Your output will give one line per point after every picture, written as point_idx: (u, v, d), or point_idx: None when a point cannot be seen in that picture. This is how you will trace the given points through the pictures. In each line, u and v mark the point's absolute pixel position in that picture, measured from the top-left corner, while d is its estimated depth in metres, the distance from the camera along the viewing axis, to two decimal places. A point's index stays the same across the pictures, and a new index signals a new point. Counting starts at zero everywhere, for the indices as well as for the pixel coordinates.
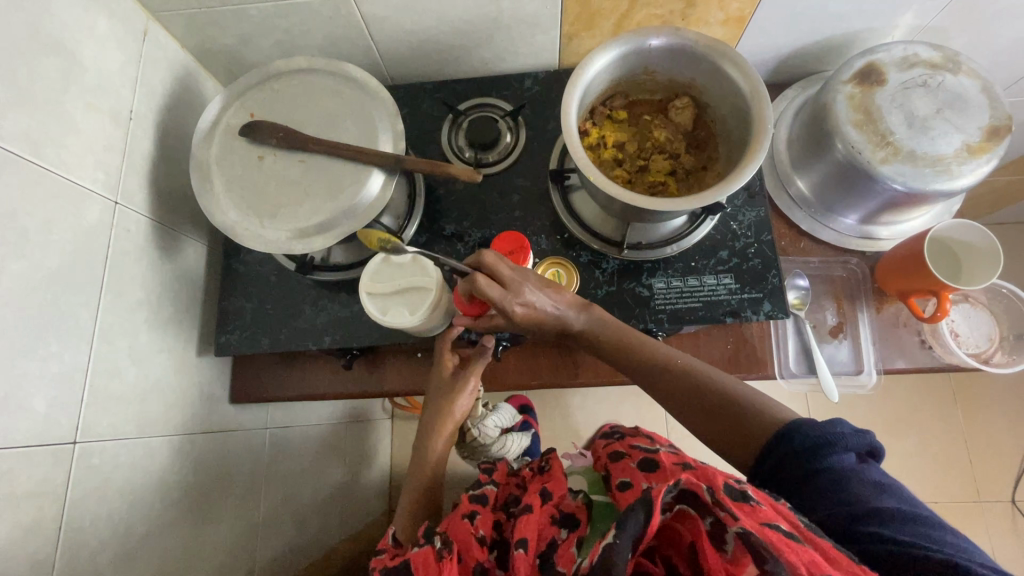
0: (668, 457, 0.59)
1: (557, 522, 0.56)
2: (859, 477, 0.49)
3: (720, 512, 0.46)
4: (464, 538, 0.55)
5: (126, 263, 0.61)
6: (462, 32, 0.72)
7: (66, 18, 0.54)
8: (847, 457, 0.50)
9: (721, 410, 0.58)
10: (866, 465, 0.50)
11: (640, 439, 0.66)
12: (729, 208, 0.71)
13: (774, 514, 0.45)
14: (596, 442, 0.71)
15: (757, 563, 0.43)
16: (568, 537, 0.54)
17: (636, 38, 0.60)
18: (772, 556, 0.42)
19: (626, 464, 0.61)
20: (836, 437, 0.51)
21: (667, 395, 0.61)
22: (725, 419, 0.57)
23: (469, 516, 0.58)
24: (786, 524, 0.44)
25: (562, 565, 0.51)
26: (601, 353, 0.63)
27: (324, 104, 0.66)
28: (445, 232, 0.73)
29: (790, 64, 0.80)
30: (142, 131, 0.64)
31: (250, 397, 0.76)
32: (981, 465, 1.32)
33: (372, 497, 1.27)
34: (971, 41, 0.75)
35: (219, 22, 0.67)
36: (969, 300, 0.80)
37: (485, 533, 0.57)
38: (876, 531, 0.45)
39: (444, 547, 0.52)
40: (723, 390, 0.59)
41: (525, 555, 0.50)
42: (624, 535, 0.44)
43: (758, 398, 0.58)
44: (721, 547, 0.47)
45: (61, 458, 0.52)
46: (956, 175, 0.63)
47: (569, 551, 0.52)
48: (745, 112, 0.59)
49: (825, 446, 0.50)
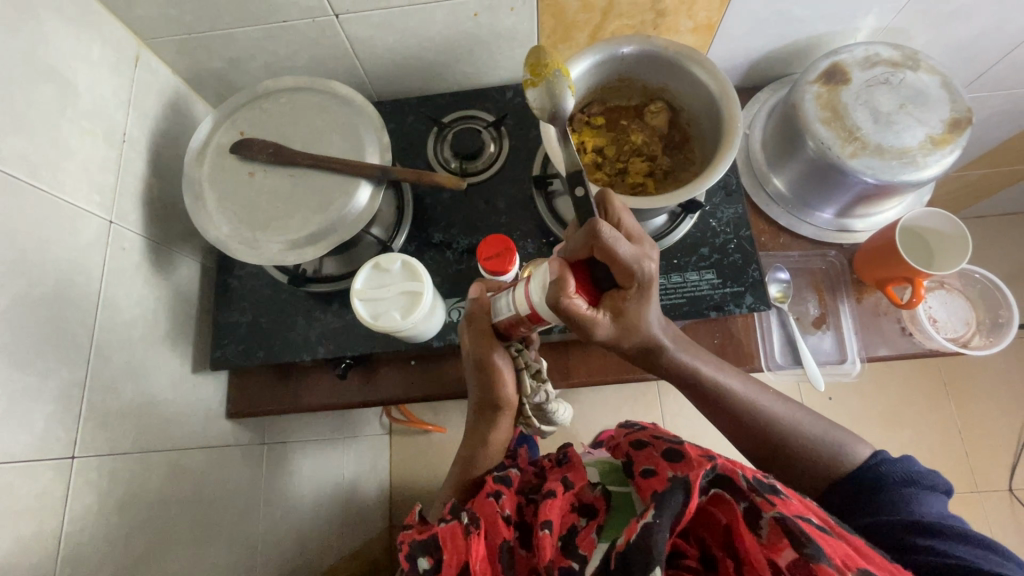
0: (693, 449, 0.58)
1: (577, 510, 0.59)
2: (927, 503, 0.54)
3: (757, 497, 0.49)
4: (491, 516, 0.55)
5: (122, 281, 0.62)
6: (444, 48, 0.75)
7: (61, 46, 0.57)
8: (924, 491, 0.56)
9: (800, 452, 0.60)
10: (937, 499, 0.56)
11: (663, 429, 0.65)
12: (708, 205, 0.74)
13: (803, 507, 0.50)
14: (616, 429, 0.72)
15: (796, 547, 0.46)
16: (587, 525, 0.57)
17: (609, 47, 0.63)
18: (810, 540, 0.45)
19: (649, 453, 0.60)
20: (914, 474, 0.57)
21: (737, 431, 0.63)
22: (795, 457, 0.60)
23: (495, 494, 0.57)
24: (816, 519, 0.49)
25: (584, 549, 0.53)
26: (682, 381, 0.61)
27: (312, 121, 0.69)
28: (434, 241, 0.74)
29: (760, 68, 0.83)
30: (135, 153, 0.66)
31: (247, 411, 0.76)
32: (977, 456, 1.33)
33: (372, 514, 1.26)
34: (930, 41, 0.79)
35: (209, 47, 0.70)
36: (945, 286, 0.83)
37: (511, 513, 0.56)
38: (935, 546, 0.51)
39: (472, 523, 0.52)
40: (804, 435, 0.61)
41: (550, 536, 0.51)
42: (663, 514, 0.48)
43: (831, 440, 0.61)
44: (757, 531, 0.49)
45: (60, 473, 0.52)
46: (923, 166, 0.65)
47: (590, 536, 0.55)
48: (716, 112, 0.62)
49: (907, 481, 0.56)
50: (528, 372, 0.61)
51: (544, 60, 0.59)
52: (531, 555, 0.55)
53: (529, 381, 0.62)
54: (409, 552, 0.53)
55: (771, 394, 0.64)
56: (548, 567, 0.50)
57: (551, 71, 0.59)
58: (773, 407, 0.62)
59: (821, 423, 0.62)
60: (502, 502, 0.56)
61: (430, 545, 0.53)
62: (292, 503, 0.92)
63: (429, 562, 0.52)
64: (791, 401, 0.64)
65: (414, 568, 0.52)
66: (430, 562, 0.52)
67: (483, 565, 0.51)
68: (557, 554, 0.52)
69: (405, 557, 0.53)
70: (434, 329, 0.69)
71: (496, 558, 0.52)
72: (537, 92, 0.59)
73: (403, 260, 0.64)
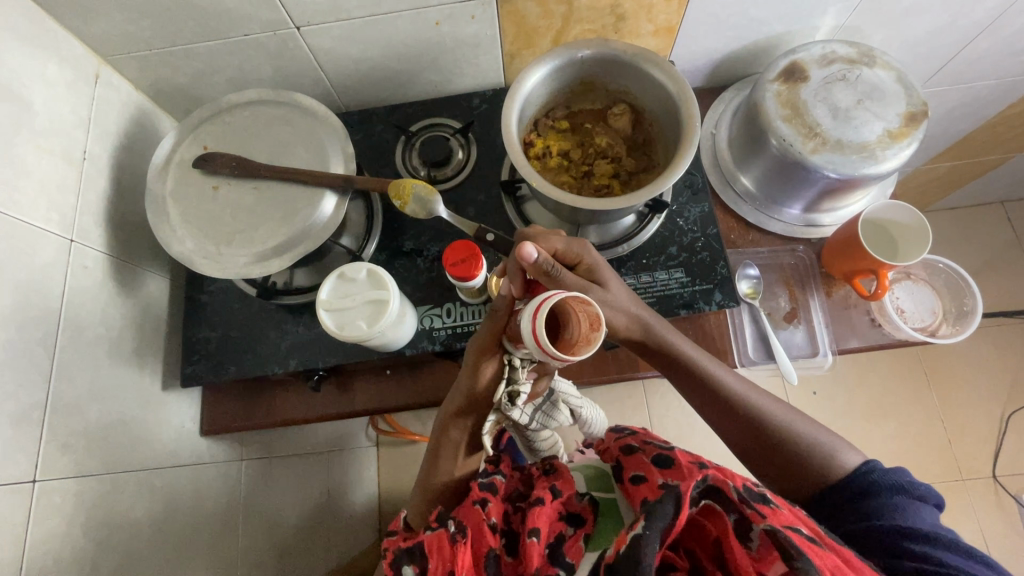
0: (684, 455, 0.57)
1: (564, 518, 0.57)
2: (919, 514, 0.54)
3: (746, 509, 0.49)
4: (478, 524, 0.53)
5: (84, 300, 0.61)
6: (408, 57, 0.75)
7: (14, 66, 0.56)
8: (913, 500, 0.55)
9: (785, 449, 0.61)
10: (928, 509, 0.55)
11: (654, 435, 0.63)
12: (675, 205, 0.75)
13: (793, 517, 0.49)
14: (606, 434, 0.70)
15: (786, 560, 0.45)
16: (575, 533, 0.55)
17: (568, 51, 0.64)
18: (800, 554, 0.44)
19: (640, 459, 0.59)
20: (903, 484, 0.56)
21: (727, 427, 0.64)
22: (784, 455, 0.61)
23: (481, 502, 0.56)
24: (806, 529, 0.48)
25: (571, 557, 0.52)
26: (672, 367, 0.65)
27: (277, 133, 0.69)
28: (404, 249, 0.74)
29: (723, 69, 0.84)
30: (97, 170, 0.65)
31: (222, 428, 0.75)
32: (960, 444, 1.34)
33: (359, 527, 1.25)
34: (886, 38, 0.80)
35: (170, 62, 0.70)
36: (911, 277, 0.85)
37: (497, 520, 0.55)
38: (922, 549, 0.50)
39: (458, 531, 0.52)
40: (789, 433, 0.62)
41: (538, 544, 0.51)
42: (653, 525, 0.47)
43: (821, 441, 0.61)
44: (747, 542, 0.48)
45: (21, 497, 0.51)
46: (882, 160, 0.67)
47: (577, 544, 0.54)
48: (675, 111, 0.64)
49: (894, 489, 0.56)
50: (503, 383, 0.58)
51: (400, 184, 0.66)
52: (517, 562, 0.54)
53: (503, 396, 0.58)
54: (393, 559, 0.54)
55: (764, 392, 0.66)
56: None
57: (410, 185, 0.67)
58: (764, 403, 0.64)
59: (813, 427, 0.63)
60: (489, 509, 0.55)
61: (415, 553, 0.53)
62: (274, 521, 0.91)
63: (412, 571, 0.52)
64: (787, 404, 0.65)
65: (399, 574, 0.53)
66: (414, 570, 0.52)
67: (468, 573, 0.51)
68: (543, 562, 0.51)
69: (390, 564, 0.53)
70: (406, 336, 0.69)
71: (481, 564, 0.51)
72: (411, 207, 0.68)
73: (370, 268, 0.64)
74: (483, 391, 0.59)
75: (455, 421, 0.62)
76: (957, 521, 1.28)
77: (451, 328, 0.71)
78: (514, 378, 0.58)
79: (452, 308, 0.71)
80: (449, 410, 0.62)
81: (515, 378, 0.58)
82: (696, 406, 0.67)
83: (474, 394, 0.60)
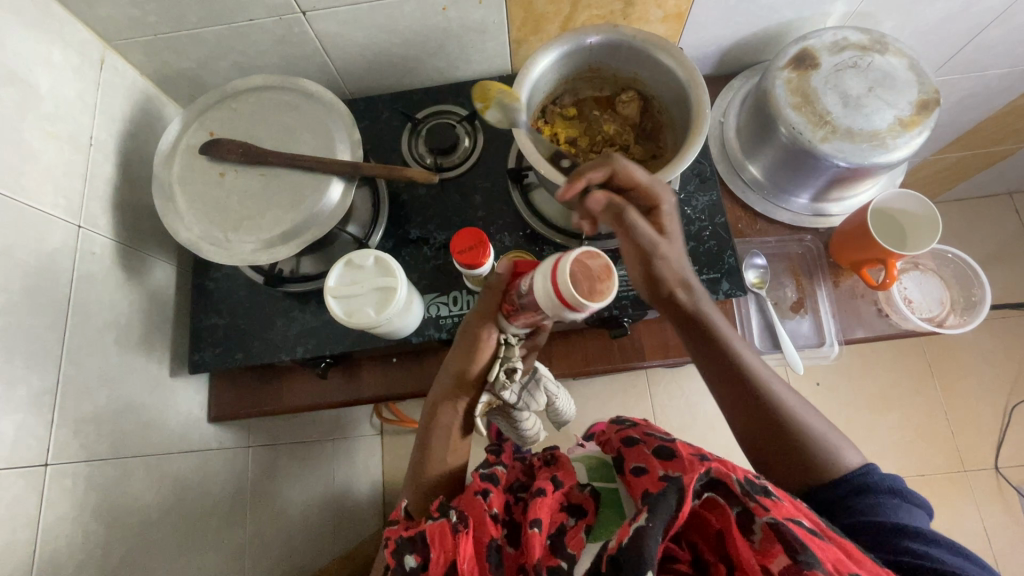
0: (685, 447, 0.57)
1: (565, 509, 0.58)
2: (914, 514, 0.55)
3: (750, 502, 0.48)
4: (479, 514, 0.54)
5: (93, 286, 0.62)
6: (413, 43, 0.74)
7: (19, 50, 0.56)
8: (908, 501, 0.56)
9: (797, 443, 0.60)
10: (919, 512, 0.56)
11: (655, 427, 0.63)
12: (683, 193, 0.75)
13: (794, 510, 0.49)
14: (605, 426, 0.69)
15: (789, 553, 0.45)
16: (575, 524, 0.56)
17: (576, 38, 0.63)
18: (803, 547, 0.45)
19: (641, 451, 0.59)
20: (899, 485, 0.56)
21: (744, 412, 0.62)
22: (792, 446, 0.60)
23: (483, 493, 0.56)
24: (807, 521, 0.48)
25: (572, 548, 0.53)
26: (700, 339, 0.63)
27: (283, 120, 0.68)
28: (410, 237, 0.74)
29: (733, 56, 0.83)
30: (102, 155, 0.65)
31: (229, 415, 0.75)
32: (963, 435, 1.34)
33: (365, 514, 1.26)
34: (898, 25, 0.79)
35: (176, 47, 0.69)
36: (919, 267, 0.85)
37: (498, 511, 0.55)
38: (921, 549, 0.51)
39: (460, 521, 0.52)
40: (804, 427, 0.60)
41: (539, 534, 0.51)
42: (656, 518, 0.47)
43: (831, 440, 0.60)
44: (749, 536, 0.48)
45: (34, 480, 0.52)
46: (893, 148, 0.66)
47: (578, 534, 0.55)
48: (685, 98, 0.63)
49: (894, 490, 0.56)
50: (500, 361, 0.60)
51: (487, 87, 0.65)
52: (519, 553, 0.55)
53: (500, 372, 0.60)
54: (395, 547, 0.54)
55: (782, 383, 0.64)
56: (537, 565, 0.49)
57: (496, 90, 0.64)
58: (782, 390, 0.63)
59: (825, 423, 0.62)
60: (490, 499, 0.56)
61: (417, 542, 0.53)
62: (281, 506, 0.92)
63: (415, 560, 0.52)
64: (802, 399, 0.64)
65: (401, 564, 0.53)
66: (416, 560, 0.52)
67: (471, 564, 0.50)
68: (546, 553, 0.52)
69: (392, 553, 0.53)
70: (412, 324, 0.69)
71: (483, 556, 0.51)
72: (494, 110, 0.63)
73: (377, 255, 0.64)
74: (477, 371, 0.61)
75: (447, 403, 0.62)
76: (959, 510, 1.29)
77: (457, 316, 0.70)
78: (509, 356, 0.60)
79: (458, 296, 0.71)
80: (444, 391, 0.62)
81: (510, 355, 0.60)
82: (711, 387, 0.65)
83: (467, 371, 0.61)
